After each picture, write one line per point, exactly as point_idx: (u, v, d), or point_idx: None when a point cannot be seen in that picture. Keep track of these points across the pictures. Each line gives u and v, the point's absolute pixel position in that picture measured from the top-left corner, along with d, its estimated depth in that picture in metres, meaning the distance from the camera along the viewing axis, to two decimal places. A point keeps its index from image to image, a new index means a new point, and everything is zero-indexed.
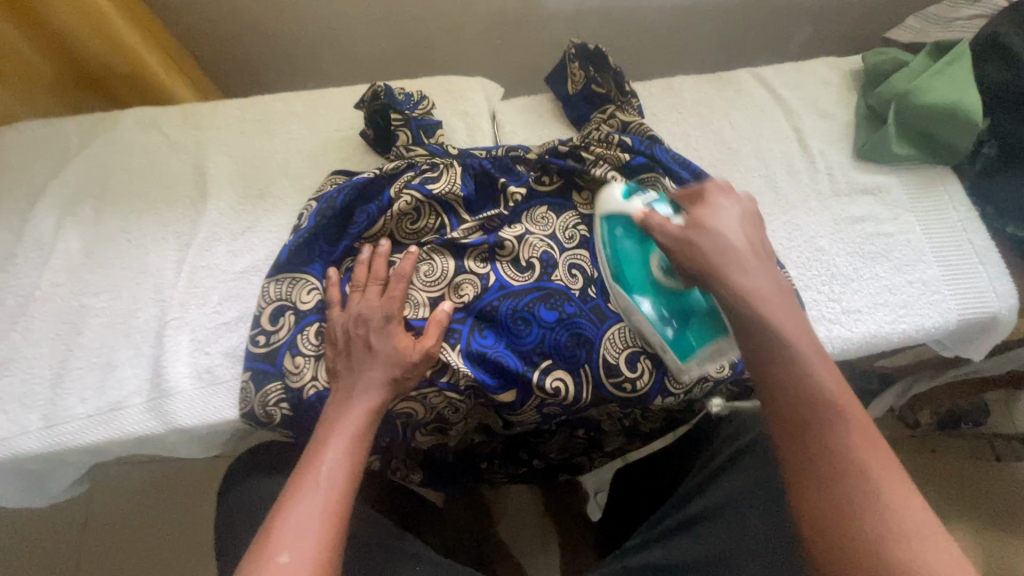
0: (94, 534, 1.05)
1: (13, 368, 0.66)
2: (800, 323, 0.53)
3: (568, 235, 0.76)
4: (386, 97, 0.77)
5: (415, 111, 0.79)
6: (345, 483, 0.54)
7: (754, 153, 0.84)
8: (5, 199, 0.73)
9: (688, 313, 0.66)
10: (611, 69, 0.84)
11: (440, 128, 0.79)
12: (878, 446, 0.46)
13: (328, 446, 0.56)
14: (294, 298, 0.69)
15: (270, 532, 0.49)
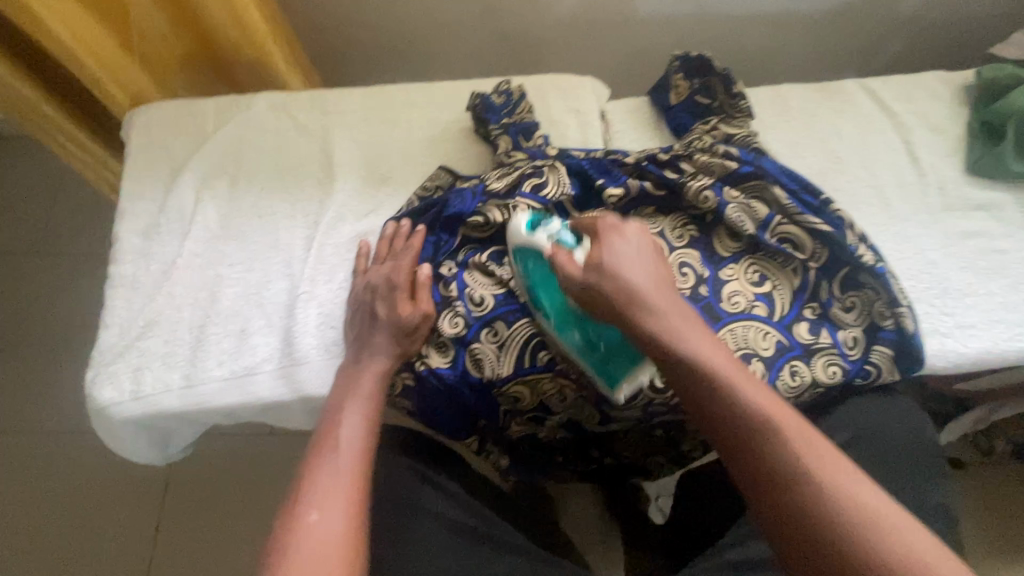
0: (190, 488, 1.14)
1: (156, 329, 0.70)
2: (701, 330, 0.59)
3: (677, 234, 0.77)
4: (483, 102, 0.80)
5: (511, 116, 0.81)
6: (363, 443, 0.60)
7: (862, 163, 0.84)
8: (152, 172, 0.79)
9: (607, 346, 0.67)
10: (718, 73, 0.84)
11: (538, 131, 0.80)
12: (794, 425, 0.53)
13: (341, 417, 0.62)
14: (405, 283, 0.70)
15: (302, 492, 0.55)
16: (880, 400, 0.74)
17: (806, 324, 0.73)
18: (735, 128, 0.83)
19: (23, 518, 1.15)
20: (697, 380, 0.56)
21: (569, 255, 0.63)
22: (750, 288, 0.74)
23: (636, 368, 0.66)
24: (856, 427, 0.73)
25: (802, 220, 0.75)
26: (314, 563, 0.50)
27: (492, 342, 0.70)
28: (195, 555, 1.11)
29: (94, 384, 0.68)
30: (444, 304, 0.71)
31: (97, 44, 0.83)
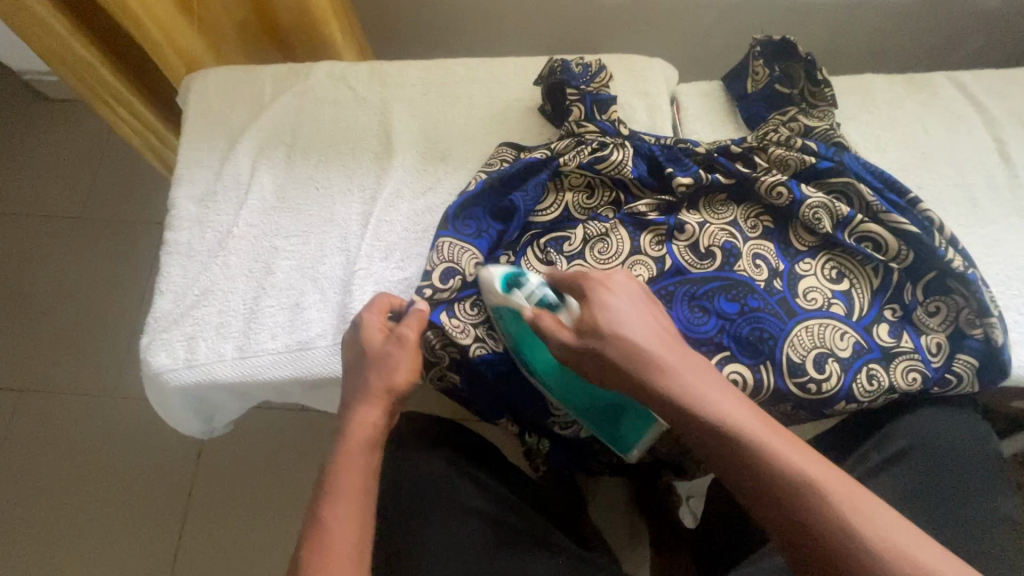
0: (224, 459, 1.16)
1: (211, 299, 0.69)
2: (700, 364, 0.54)
3: (750, 223, 0.74)
4: (563, 73, 0.77)
5: (590, 86, 0.77)
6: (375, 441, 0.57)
7: (948, 160, 0.79)
8: (208, 138, 0.77)
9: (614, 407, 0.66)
10: (802, 59, 0.79)
11: (615, 104, 0.77)
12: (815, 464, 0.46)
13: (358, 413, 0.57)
14: (462, 265, 0.68)
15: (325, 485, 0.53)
16: (941, 413, 0.70)
17: (886, 325, 0.69)
18: (815, 119, 0.78)
19: (58, 475, 1.17)
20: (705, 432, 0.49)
21: (553, 318, 0.58)
22: (827, 284, 0.71)
23: (652, 431, 0.66)
24: (916, 437, 0.69)
25: (887, 218, 0.70)
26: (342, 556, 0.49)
27: None
28: (226, 522, 1.12)
29: (149, 350, 0.67)
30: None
31: (159, 4, 0.81)
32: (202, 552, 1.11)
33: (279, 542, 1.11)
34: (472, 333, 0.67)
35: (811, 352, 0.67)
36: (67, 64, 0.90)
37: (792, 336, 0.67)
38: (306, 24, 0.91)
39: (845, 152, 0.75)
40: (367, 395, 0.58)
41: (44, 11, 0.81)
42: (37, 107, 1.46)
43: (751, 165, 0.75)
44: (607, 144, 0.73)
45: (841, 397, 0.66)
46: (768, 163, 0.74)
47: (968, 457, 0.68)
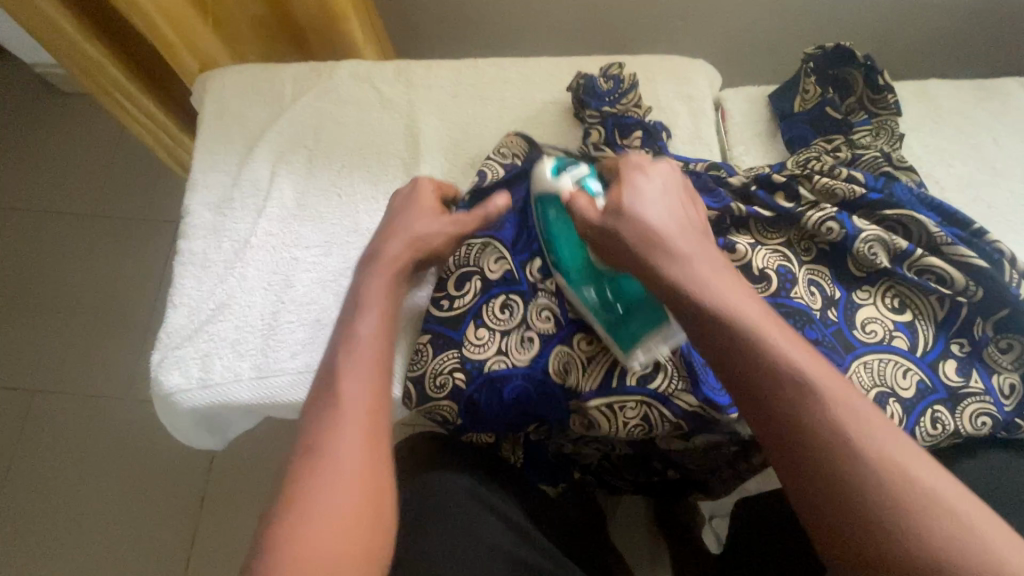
0: (229, 463, 1.13)
1: (227, 313, 0.65)
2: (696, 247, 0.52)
3: (804, 247, 0.68)
4: (586, 91, 0.72)
5: (617, 106, 0.71)
6: (370, 401, 0.50)
7: (1019, 175, 0.73)
8: (226, 140, 0.73)
9: (627, 305, 0.59)
10: (859, 66, 0.74)
11: (639, 127, 0.70)
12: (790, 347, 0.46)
13: (343, 375, 0.51)
14: (482, 264, 0.64)
15: (306, 463, 0.46)
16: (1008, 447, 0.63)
17: (954, 363, 0.63)
18: (863, 146, 0.71)
19: (63, 475, 1.14)
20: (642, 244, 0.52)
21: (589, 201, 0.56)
22: (889, 316, 0.64)
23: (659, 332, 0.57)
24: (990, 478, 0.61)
25: (949, 252, 0.64)
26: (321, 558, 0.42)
27: (585, 351, 0.62)
28: (237, 532, 1.08)
29: (161, 368, 0.63)
30: (532, 292, 0.64)
31: None
32: (213, 563, 1.07)
33: None
34: (495, 344, 0.62)
35: (871, 391, 0.61)
36: (81, 65, 0.87)
37: (850, 372, 0.61)
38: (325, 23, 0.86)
39: (897, 181, 0.68)
40: (359, 330, 0.54)
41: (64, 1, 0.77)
42: (49, 101, 1.42)
43: (793, 199, 0.68)
44: None
45: None
46: (811, 198, 0.67)
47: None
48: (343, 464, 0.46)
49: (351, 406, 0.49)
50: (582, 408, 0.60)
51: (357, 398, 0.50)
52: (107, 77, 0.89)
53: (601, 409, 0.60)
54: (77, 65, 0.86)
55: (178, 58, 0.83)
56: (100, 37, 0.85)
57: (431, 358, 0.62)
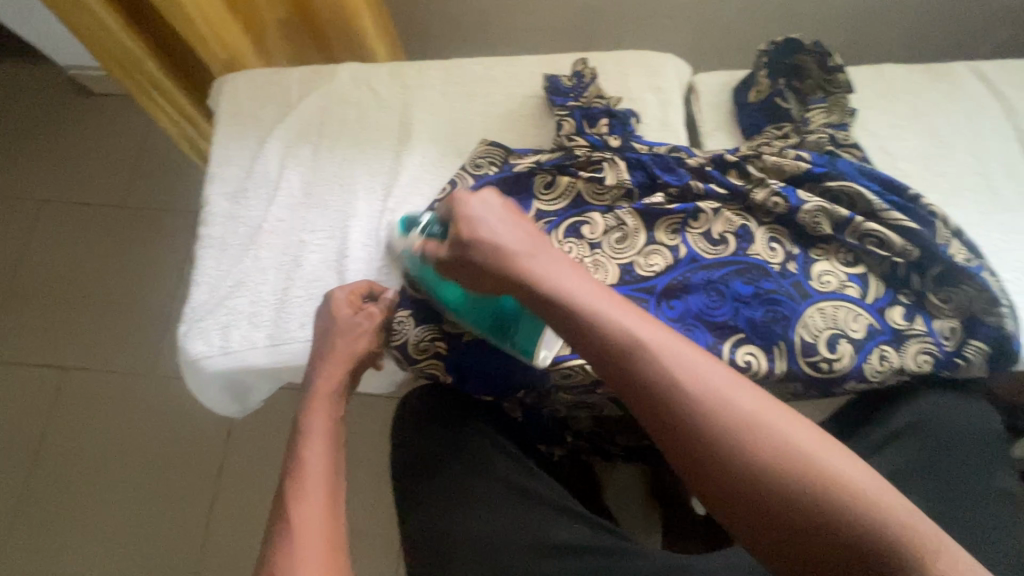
0: (243, 440, 1.21)
1: (243, 290, 0.73)
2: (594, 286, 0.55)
3: (771, 203, 0.72)
4: (552, 91, 0.79)
5: (580, 100, 0.79)
6: (330, 428, 0.65)
7: (968, 150, 0.79)
8: (239, 136, 0.82)
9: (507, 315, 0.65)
10: (810, 51, 0.79)
11: (605, 116, 0.78)
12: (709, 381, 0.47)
13: (313, 409, 0.65)
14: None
15: (291, 476, 0.59)
16: (947, 395, 0.69)
17: (901, 309, 0.69)
18: (809, 131, 0.77)
19: (89, 453, 1.24)
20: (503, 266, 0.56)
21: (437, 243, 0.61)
22: (842, 268, 0.71)
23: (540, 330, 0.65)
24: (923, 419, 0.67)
25: (886, 216, 0.71)
26: (314, 539, 0.54)
27: None
28: (253, 500, 1.17)
29: (187, 337, 0.71)
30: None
31: (212, 12, 0.85)
32: (233, 527, 1.16)
33: None
34: None
35: (824, 333, 0.68)
36: (114, 56, 0.95)
37: (805, 317, 0.68)
38: (341, 21, 0.94)
39: (839, 159, 0.75)
40: (323, 366, 0.67)
41: (101, 10, 0.86)
42: (83, 103, 1.53)
43: (744, 178, 0.75)
44: (600, 160, 0.75)
45: (853, 376, 0.67)
46: (759, 177, 0.74)
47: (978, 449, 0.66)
48: (317, 472, 0.60)
49: (309, 484, 0.59)
50: (553, 368, 0.67)
51: (315, 478, 0.59)
52: (141, 67, 0.98)
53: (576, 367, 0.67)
54: (112, 57, 0.96)
55: (205, 51, 0.90)
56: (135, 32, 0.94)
57: (412, 327, 0.69)
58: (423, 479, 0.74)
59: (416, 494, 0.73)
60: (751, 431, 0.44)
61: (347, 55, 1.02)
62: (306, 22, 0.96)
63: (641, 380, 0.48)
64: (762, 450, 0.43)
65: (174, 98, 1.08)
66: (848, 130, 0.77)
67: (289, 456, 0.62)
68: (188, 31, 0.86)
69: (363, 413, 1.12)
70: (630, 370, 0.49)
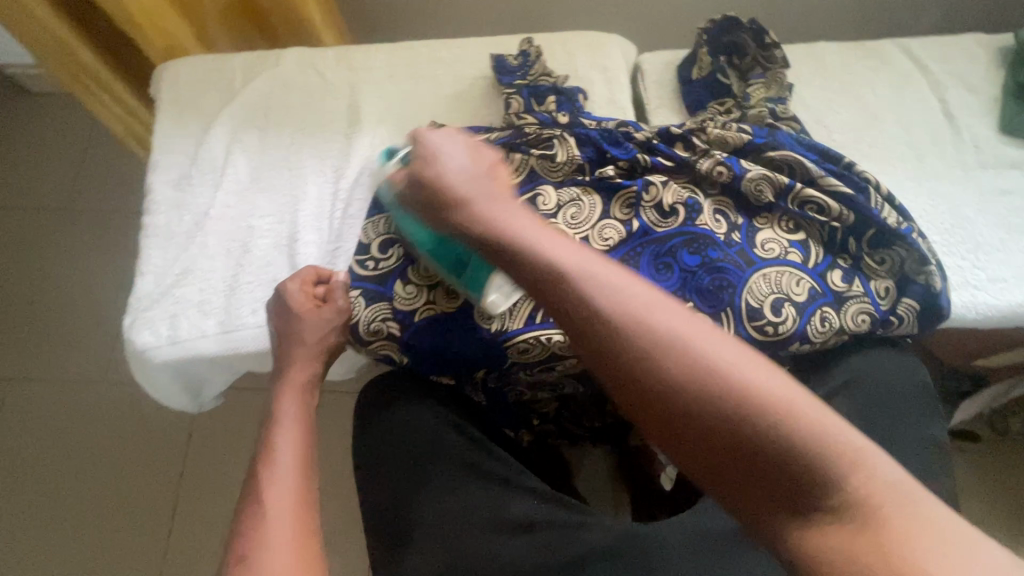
0: (205, 441, 1.18)
1: (191, 279, 0.71)
2: (516, 208, 0.56)
3: (716, 172, 0.74)
4: (500, 68, 0.80)
5: (527, 78, 0.80)
6: (302, 409, 0.65)
7: (896, 120, 0.83)
8: (181, 123, 0.79)
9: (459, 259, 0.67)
10: (746, 29, 0.82)
11: (552, 93, 0.79)
12: (617, 291, 0.46)
13: (285, 395, 0.65)
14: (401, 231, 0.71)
15: (263, 454, 0.59)
16: (886, 351, 0.73)
17: (840, 272, 0.72)
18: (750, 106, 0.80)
19: (38, 465, 1.18)
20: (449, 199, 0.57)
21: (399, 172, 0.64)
22: (785, 235, 0.74)
23: (491, 276, 0.65)
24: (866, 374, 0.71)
25: (823, 182, 0.73)
26: (290, 514, 0.54)
27: None
28: (218, 502, 1.14)
29: (133, 329, 0.69)
30: None
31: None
32: (197, 532, 1.13)
33: None
34: (423, 295, 0.70)
35: (769, 298, 0.70)
36: (46, 46, 0.91)
37: (750, 283, 0.70)
38: (285, 6, 0.92)
39: (779, 131, 0.78)
40: (293, 353, 0.67)
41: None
42: (22, 102, 1.46)
43: (690, 150, 0.77)
44: (551, 136, 0.76)
45: (795, 338, 0.70)
46: (703, 148, 0.76)
47: (918, 408, 0.69)
48: (288, 450, 0.59)
49: (282, 464, 0.58)
50: (509, 343, 0.70)
51: (286, 456, 0.59)
52: (76, 58, 0.94)
53: (529, 339, 0.70)
54: (44, 49, 0.91)
55: (142, 39, 0.87)
56: (67, 20, 0.90)
57: (364, 307, 0.69)
58: (388, 464, 0.73)
59: (386, 478, 0.73)
60: (672, 346, 0.42)
61: (295, 42, 1.00)
62: (250, 8, 0.95)
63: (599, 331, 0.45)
64: (710, 378, 0.41)
65: (114, 91, 1.04)
66: (786, 104, 0.80)
67: (262, 438, 0.61)
68: (122, 16, 0.83)
69: (328, 407, 1.11)
70: (550, 293, 0.47)
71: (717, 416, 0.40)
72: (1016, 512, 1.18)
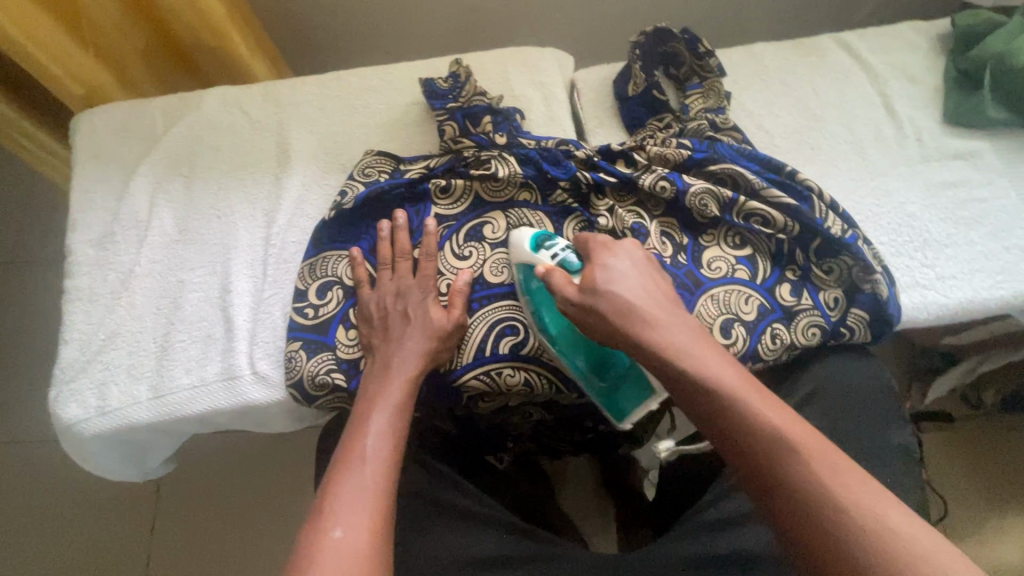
0: (170, 492, 1.14)
1: (120, 342, 0.68)
2: (712, 345, 0.54)
3: (658, 188, 0.72)
4: (430, 93, 0.77)
5: (459, 99, 0.76)
6: (388, 459, 0.56)
7: (840, 119, 0.82)
8: (101, 176, 0.76)
9: (615, 374, 0.65)
10: (678, 38, 0.80)
11: (487, 113, 0.75)
12: (821, 458, 0.45)
13: (366, 439, 0.57)
14: (339, 274, 0.70)
15: (321, 514, 0.52)
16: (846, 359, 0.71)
17: (788, 285, 0.71)
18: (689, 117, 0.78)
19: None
20: (602, 295, 0.57)
21: (564, 273, 0.61)
22: (731, 252, 0.72)
23: (645, 401, 0.65)
24: (823, 387, 0.69)
25: (765, 195, 0.71)
26: None
27: None
28: (190, 555, 1.10)
29: (59, 402, 0.66)
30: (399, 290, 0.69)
31: (52, 45, 0.78)
32: None
33: (229, 570, 1.09)
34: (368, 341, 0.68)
35: (718, 319, 0.68)
36: None
37: (699, 306, 0.69)
38: (207, 43, 0.89)
39: (720, 143, 0.76)
40: (376, 400, 0.60)
41: None
42: None
43: (632, 166, 0.75)
44: (490, 158, 0.73)
45: (747, 358, 0.68)
46: (645, 164, 0.74)
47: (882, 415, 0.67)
48: (353, 521, 0.51)
49: (340, 531, 0.50)
50: (460, 385, 0.68)
51: (352, 524, 0.51)
52: None
53: (478, 379, 0.68)
54: None
55: (57, 88, 0.83)
56: None
57: (302, 362, 0.65)
58: None
59: None
60: (826, 491, 0.44)
61: (225, 76, 0.96)
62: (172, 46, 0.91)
63: (754, 456, 0.47)
64: (869, 531, 0.41)
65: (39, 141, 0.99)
66: (725, 113, 0.78)
67: (325, 490, 0.54)
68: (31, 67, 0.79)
69: None
70: (711, 406, 0.50)
71: (855, 551, 0.41)
72: (999, 488, 1.17)
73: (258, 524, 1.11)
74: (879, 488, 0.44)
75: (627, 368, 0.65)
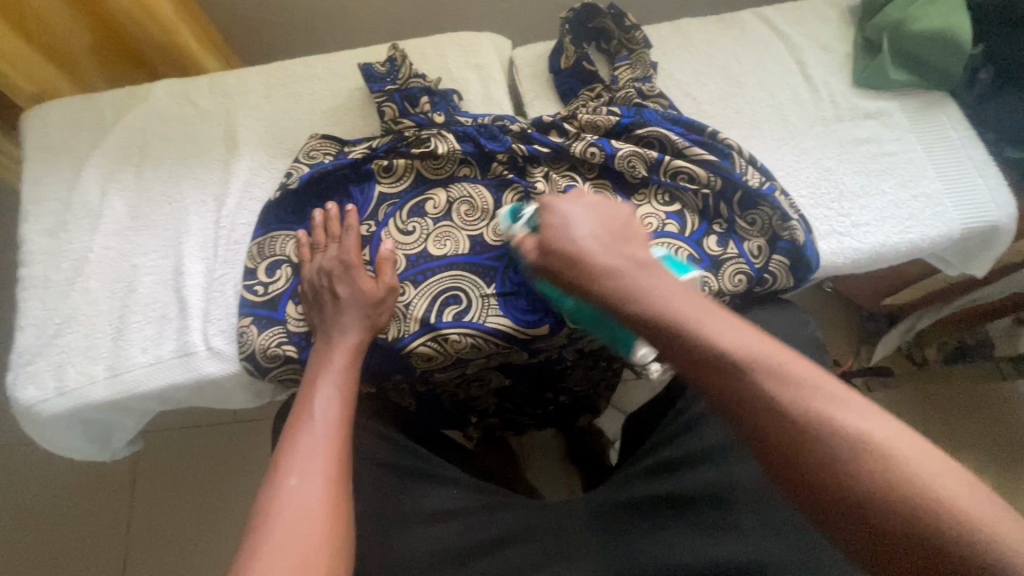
0: (144, 486, 1.15)
1: (76, 326, 0.70)
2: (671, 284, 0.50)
3: (589, 153, 0.77)
4: (370, 78, 0.81)
5: (398, 83, 0.80)
6: (338, 416, 0.59)
7: (760, 86, 0.88)
8: (52, 168, 0.78)
9: (600, 318, 0.62)
10: (604, 14, 0.86)
11: (424, 94, 0.79)
12: (796, 386, 0.42)
13: (316, 404, 0.60)
14: (288, 253, 0.73)
15: (276, 470, 0.54)
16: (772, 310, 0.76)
17: (715, 237, 0.76)
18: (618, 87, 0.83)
19: None
20: (556, 247, 0.54)
21: (529, 237, 0.58)
22: (661, 209, 0.77)
23: (637, 335, 0.61)
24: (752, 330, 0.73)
25: (689, 153, 0.76)
26: (288, 550, 0.48)
27: (400, 302, 0.72)
28: (165, 547, 1.11)
29: (18, 386, 0.68)
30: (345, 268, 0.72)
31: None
32: None
33: (206, 559, 1.10)
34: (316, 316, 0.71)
35: None
36: None
37: None
38: (155, 40, 0.92)
39: (647, 109, 0.80)
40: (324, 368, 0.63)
41: None
42: None
43: (563, 134, 0.80)
44: (429, 136, 0.77)
45: None
46: (576, 132, 0.79)
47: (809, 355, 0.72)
48: (305, 474, 0.54)
49: (294, 487, 0.53)
50: (409, 352, 0.71)
51: (305, 478, 0.54)
52: None
53: (426, 344, 0.71)
54: None
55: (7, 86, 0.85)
56: None
57: (255, 335, 0.68)
58: None
59: None
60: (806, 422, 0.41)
61: (176, 72, 0.99)
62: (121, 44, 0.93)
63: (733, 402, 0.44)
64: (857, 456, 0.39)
65: None
66: (652, 82, 0.83)
67: (280, 452, 0.56)
68: None
69: None
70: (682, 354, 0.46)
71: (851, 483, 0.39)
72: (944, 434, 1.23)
73: (233, 511, 1.12)
74: (854, 402, 0.42)
75: (606, 309, 0.62)
